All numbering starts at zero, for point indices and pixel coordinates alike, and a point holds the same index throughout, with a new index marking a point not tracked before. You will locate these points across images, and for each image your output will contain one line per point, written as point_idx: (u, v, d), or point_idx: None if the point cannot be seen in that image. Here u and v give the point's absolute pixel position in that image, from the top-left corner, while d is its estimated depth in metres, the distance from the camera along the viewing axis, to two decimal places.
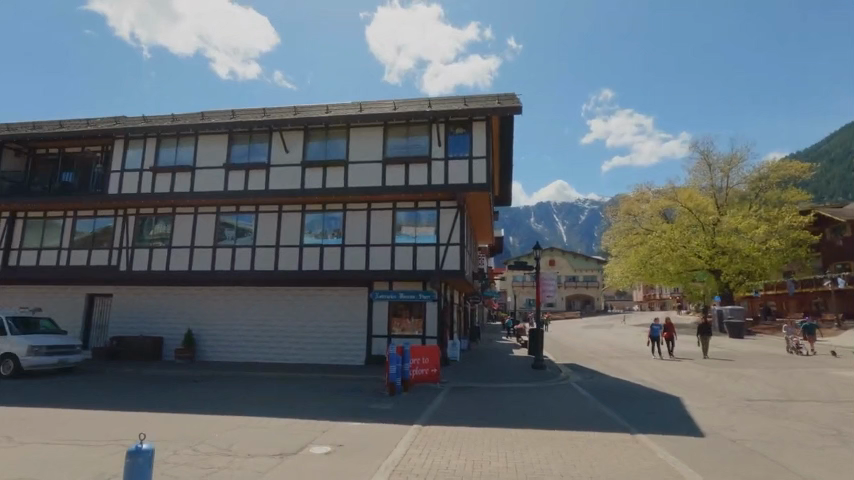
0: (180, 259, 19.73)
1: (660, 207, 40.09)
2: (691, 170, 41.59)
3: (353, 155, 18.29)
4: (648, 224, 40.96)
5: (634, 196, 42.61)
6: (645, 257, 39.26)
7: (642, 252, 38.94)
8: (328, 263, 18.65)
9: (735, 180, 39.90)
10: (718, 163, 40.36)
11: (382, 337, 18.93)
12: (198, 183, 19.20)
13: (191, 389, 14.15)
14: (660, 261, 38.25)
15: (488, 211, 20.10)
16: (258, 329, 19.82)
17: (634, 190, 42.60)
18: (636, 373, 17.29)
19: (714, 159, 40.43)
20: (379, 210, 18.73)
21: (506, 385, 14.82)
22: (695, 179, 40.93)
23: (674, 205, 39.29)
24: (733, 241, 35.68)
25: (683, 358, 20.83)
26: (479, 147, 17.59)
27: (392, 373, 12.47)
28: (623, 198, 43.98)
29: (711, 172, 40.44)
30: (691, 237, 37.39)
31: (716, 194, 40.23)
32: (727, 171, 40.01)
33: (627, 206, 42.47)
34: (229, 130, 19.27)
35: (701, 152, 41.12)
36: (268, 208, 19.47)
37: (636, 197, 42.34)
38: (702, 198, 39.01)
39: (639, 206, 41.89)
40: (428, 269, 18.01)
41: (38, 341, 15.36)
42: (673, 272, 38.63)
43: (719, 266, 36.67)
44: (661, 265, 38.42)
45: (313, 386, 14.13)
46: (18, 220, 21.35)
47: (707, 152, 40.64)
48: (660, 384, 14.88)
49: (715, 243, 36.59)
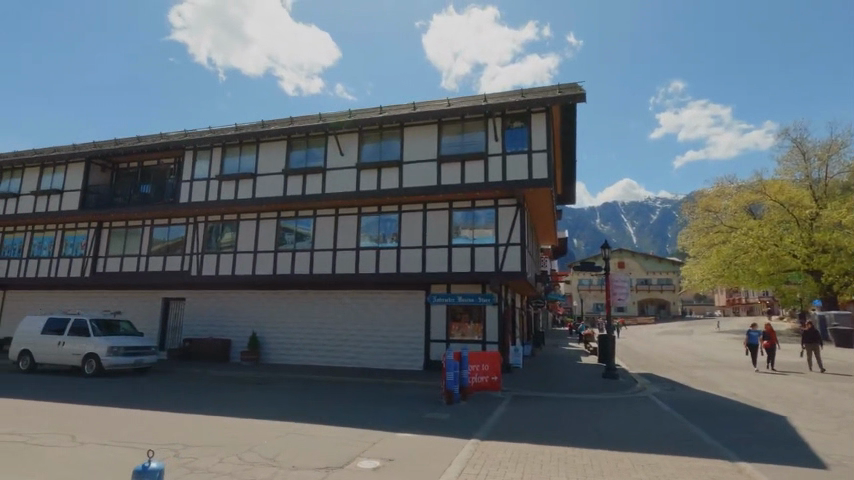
0: (244, 263, 20.34)
1: (746, 202, 36.18)
2: (782, 159, 37.18)
3: (408, 155, 17.88)
4: (732, 221, 37.06)
5: (714, 191, 38.83)
6: (728, 257, 35.48)
7: (724, 251, 35.24)
8: (385, 266, 18.35)
9: (835, 170, 35.14)
10: (814, 150, 35.80)
11: (440, 341, 18.30)
12: (259, 189, 19.67)
13: (252, 392, 14.32)
14: (746, 261, 34.50)
15: (550, 208, 18.88)
16: (317, 332, 19.94)
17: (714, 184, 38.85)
18: (726, 386, 15.28)
19: (809, 146, 35.93)
20: (435, 210, 18.17)
21: (576, 395, 13.60)
22: (786, 169, 36.55)
23: (762, 199, 35.18)
24: (836, 237, 31.04)
25: (784, 370, 18.24)
26: (539, 140, 16.50)
27: (449, 380, 11.77)
28: (702, 193, 40.27)
29: (806, 160, 35.92)
30: (783, 234, 33.22)
31: (812, 186, 35.74)
32: (826, 159, 35.32)
33: (706, 202, 38.78)
34: (288, 137, 19.62)
35: (793, 140, 36.69)
36: (326, 212, 19.57)
37: (716, 191, 38.56)
38: (795, 190, 34.46)
39: (719, 201, 38.08)
40: (487, 271, 17.15)
41: (117, 341, 16.39)
42: (763, 273, 34.51)
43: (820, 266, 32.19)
44: (748, 265, 34.50)
45: (369, 392, 13.76)
46: (104, 230, 23.12)
47: (800, 139, 36.21)
48: (758, 400, 12.94)
49: (814, 240, 32.20)
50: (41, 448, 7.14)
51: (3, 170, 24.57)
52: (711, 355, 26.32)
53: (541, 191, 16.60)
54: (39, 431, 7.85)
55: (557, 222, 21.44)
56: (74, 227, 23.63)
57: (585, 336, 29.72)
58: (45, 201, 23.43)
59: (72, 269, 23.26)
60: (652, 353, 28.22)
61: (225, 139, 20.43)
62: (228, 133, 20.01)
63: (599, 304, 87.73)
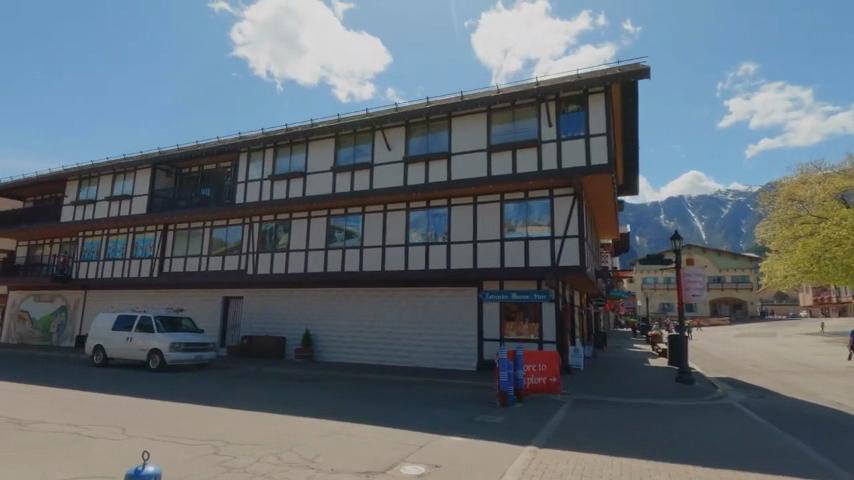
0: (297, 262, 20.56)
1: (837, 188, 32.18)
2: None
3: (456, 146, 17.23)
4: (821, 211, 33.05)
5: (799, 178, 34.86)
6: (817, 251, 31.67)
7: (812, 245, 31.52)
8: (434, 262, 17.80)
9: None
10: None
11: (494, 340, 17.47)
12: (310, 187, 19.77)
13: (303, 389, 14.23)
14: (839, 255, 30.64)
15: (611, 197, 17.52)
16: (369, 330, 19.72)
17: (798, 170, 34.91)
18: (825, 395, 13.32)
19: None
20: (486, 203, 17.38)
21: (645, 400, 12.33)
22: None
23: None
24: None
25: None
26: (598, 123, 15.28)
27: (504, 381, 10.95)
28: (784, 181, 36.34)
29: None
30: None
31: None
32: None
33: (788, 190, 34.92)
34: (336, 134, 19.60)
35: None
36: (374, 208, 19.37)
37: (801, 178, 34.59)
38: None
39: (805, 189, 34.12)
40: (543, 266, 16.13)
41: (178, 338, 16.99)
42: None
43: None
44: (842, 260, 30.59)
45: (420, 392, 13.23)
46: (170, 232, 24.34)
47: None
48: None
49: None
50: (91, 440, 7.17)
51: (83, 179, 26.55)
52: (802, 359, 23.51)
53: (601, 178, 15.34)
54: (92, 424, 7.95)
55: (619, 213, 19.94)
56: (143, 230, 25.08)
57: (652, 338, 27.60)
58: (118, 207, 25.03)
59: (142, 269, 24.68)
60: (730, 355, 25.67)
61: (276, 140, 20.80)
62: (279, 134, 20.31)
63: (666, 304, 82.42)
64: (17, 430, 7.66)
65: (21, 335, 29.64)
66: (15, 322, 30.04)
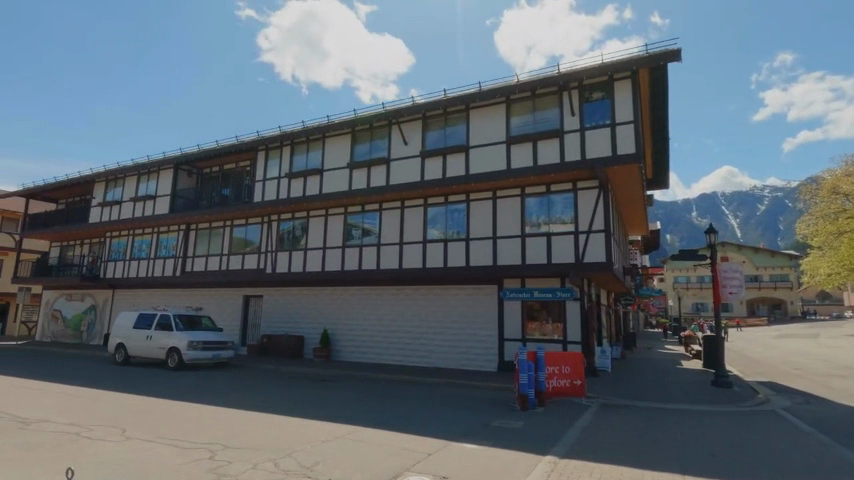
0: (315, 260, 20.34)
1: None
2: None
3: (475, 139, 16.63)
4: None
5: (844, 170, 32.63)
6: None
7: None
8: (453, 259, 17.24)
9: None
10: None
11: (515, 341, 16.77)
12: (326, 184, 19.51)
13: (318, 389, 13.90)
14: None
15: (639, 189, 16.59)
16: (387, 329, 19.32)
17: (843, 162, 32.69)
18: None
19: None
20: (506, 198, 16.71)
21: (678, 406, 11.47)
22: None
23: None
24: None
25: None
26: (624, 111, 14.42)
27: (523, 384, 10.32)
28: (828, 173, 34.12)
29: None
30: None
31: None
32: None
33: (832, 183, 32.72)
34: (352, 130, 19.27)
35: None
36: (391, 205, 18.95)
37: (847, 170, 32.35)
38: None
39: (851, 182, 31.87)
40: (567, 262, 15.34)
41: (196, 336, 16.95)
42: None
43: None
44: None
45: (437, 393, 12.71)
46: (192, 232, 24.55)
47: None
48: None
49: None
50: (90, 441, 6.95)
51: (109, 181, 27.12)
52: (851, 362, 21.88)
53: (627, 168, 14.47)
54: (96, 424, 7.75)
55: (647, 207, 18.94)
56: (167, 230, 25.41)
57: (685, 338, 26.28)
58: (142, 207, 25.40)
59: (166, 269, 24.98)
60: (771, 358, 24.13)
61: (293, 137, 20.63)
62: (295, 131, 20.12)
63: (699, 304, 79.30)
64: (21, 429, 7.54)
65: (55, 334, 30.53)
66: (49, 321, 30.98)
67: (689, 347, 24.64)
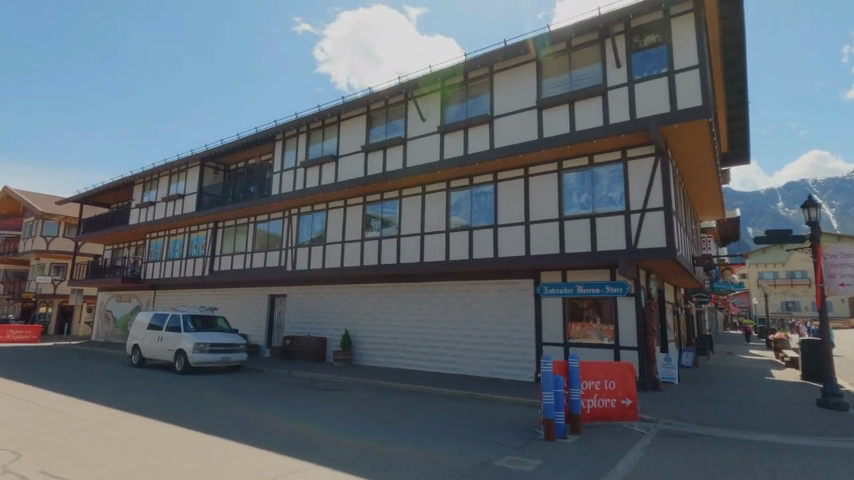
0: (334, 255, 18.69)
1: None
2: None
3: (500, 108, 14.11)
4: None
5: None
6: None
7: None
8: (480, 250, 14.81)
9: None
10: None
11: (554, 345, 14.00)
12: (342, 172, 17.81)
13: (317, 400, 12.05)
14: None
15: (709, 154, 13.32)
16: (409, 331, 17.16)
17: None
18: None
19: None
20: (540, 175, 14.06)
21: (772, 437, 8.37)
22: None
23: None
24: None
25: None
26: (686, 54, 11.35)
27: (549, 405, 7.79)
28: None
29: None
30: None
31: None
32: None
33: None
34: (367, 110, 17.47)
35: None
36: (412, 192, 16.86)
37: None
38: None
39: None
40: (615, 249, 12.42)
41: (203, 338, 15.84)
42: None
43: None
44: None
45: (449, 409, 10.39)
46: (219, 230, 24.00)
47: None
48: None
49: None
50: None
51: (146, 182, 27.39)
52: None
53: (692, 127, 11.36)
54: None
55: (720, 178, 15.41)
56: (198, 229, 25.10)
57: (776, 342, 21.90)
58: (173, 207, 25.21)
59: (196, 269, 24.56)
60: None
61: (308, 124, 19.20)
62: (309, 116, 18.64)
63: (791, 303, 70.29)
64: None
65: (106, 334, 31.46)
66: (101, 322, 32.02)
67: (782, 353, 20.37)
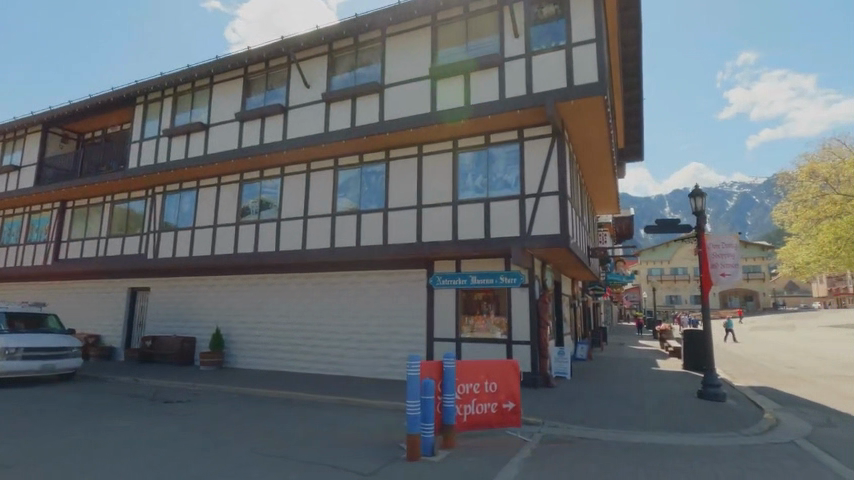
0: (203, 242, 16.01)
1: None
2: None
3: (391, 76, 12.58)
4: (850, 190, 29.42)
5: (821, 156, 31.69)
6: (843, 235, 28.63)
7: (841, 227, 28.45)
8: (368, 237, 13.16)
9: None
10: None
11: (446, 341, 12.81)
12: (212, 142, 15.20)
13: (151, 417, 9.64)
14: None
15: (603, 141, 12.92)
16: (290, 329, 15.07)
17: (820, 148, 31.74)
18: None
19: None
20: (434, 154, 12.74)
21: (657, 437, 7.68)
22: None
23: None
24: None
25: None
26: (584, 27, 10.61)
27: (414, 416, 6.36)
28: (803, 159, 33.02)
29: None
30: None
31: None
32: None
33: (809, 167, 31.43)
34: (245, 73, 15.07)
35: None
36: (295, 169, 14.77)
37: (824, 156, 31.32)
38: None
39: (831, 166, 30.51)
40: (509, 236, 11.45)
41: (14, 341, 12.45)
42: None
43: None
44: None
45: (312, 422, 8.61)
46: (67, 210, 19.97)
47: None
48: None
49: None
50: None
51: None
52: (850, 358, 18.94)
53: (588, 105, 10.67)
54: None
55: (614, 168, 15.20)
56: (40, 209, 20.73)
57: (661, 333, 22.93)
58: (5, 180, 20.55)
59: (36, 257, 20.23)
60: (757, 355, 21.02)
61: (175, 85, 16.29)
62: (174, 75, 15.75)
63: (673, 297, 78.04)
64: None
65: None
66: None
67: (665, 344, 21.26)
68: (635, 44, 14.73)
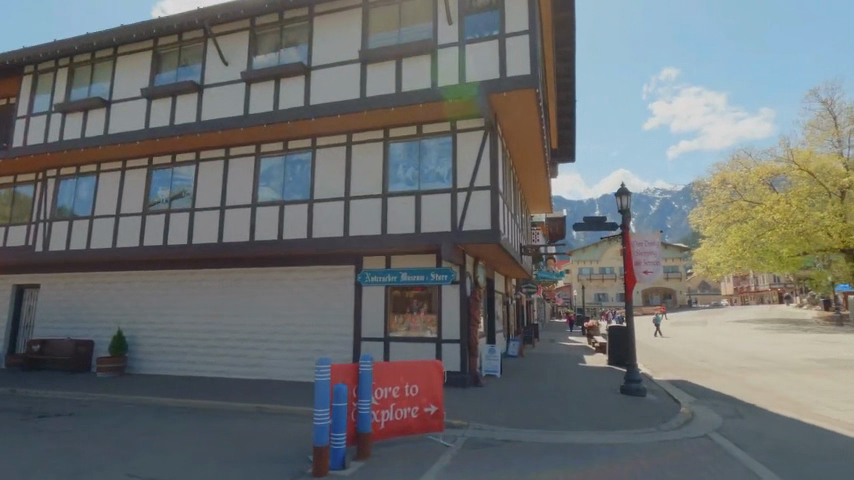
0: (103, 233, 14.22)
1: (768, 174, 31.41)
2: (807, 126, 31.91)
3: (318, 58, 11.74)
4: (754, 197, 32.17)
5: (730, 165, 34.45)
6: (748, 238, 31.24)
7: (746, 230, 31.00)
8: (291, 230, 12.22)
9: None
10: (847, 113, 30.56)
11: (374, 340, 12.18)
12: (115, 121, 13.52)
13: (19, 435, 8.20)
14: (772, 240, 29.95)
15: (536, 137, 12.88)
16: (204, 330, 13.74)
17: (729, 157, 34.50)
18: (814, 411, 9.31)
19: (839, 108, 30.97)
20: (364, 143, 12.05)
21: (580, 437, 7.52)
22: (811, 137, 31.34)
23: (785, 170, 30.50)
24: None
25: None
26: (517, 18, 10.40)
27: (323, 427, 5.67)
28: (715, 168, 35.74)
29: (836, 122, 30.80)
30: (813, 210, 28.62)
31: (844, 152, 30.42)
32: None
33: (721, 175, 34.06)
34: (155, 46, 13.53)
35: (821, 103, 31.90)
36: (212, 154, 13.48)
37: (733, 165, 34.08)
38: (825, 158, 29.78)
39: (738, 175, 33.26)
40: (440, 231, 11.02)
41: None
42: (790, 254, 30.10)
43: None
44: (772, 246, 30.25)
45: (214, 435, 7.66)
46: None
47: (829, 102, 31.36)
48: None
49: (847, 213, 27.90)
50: None
51: None
52: (753, 351, 20.52)
53: (520, 98, 10.47)
54: None
55: (546, 166, 15.30)
56: None
57: (589, 330, 23.68)
58: None
59: None
60: (674, 350, 22.27)
61: (72, 55, 14.35)
62: (69, 43, 13.85)
63: (601, 295, 82.52)
64: None
65: None
66: None
67: (592, 340, 21.96)
68: (568, 44, 14.87)
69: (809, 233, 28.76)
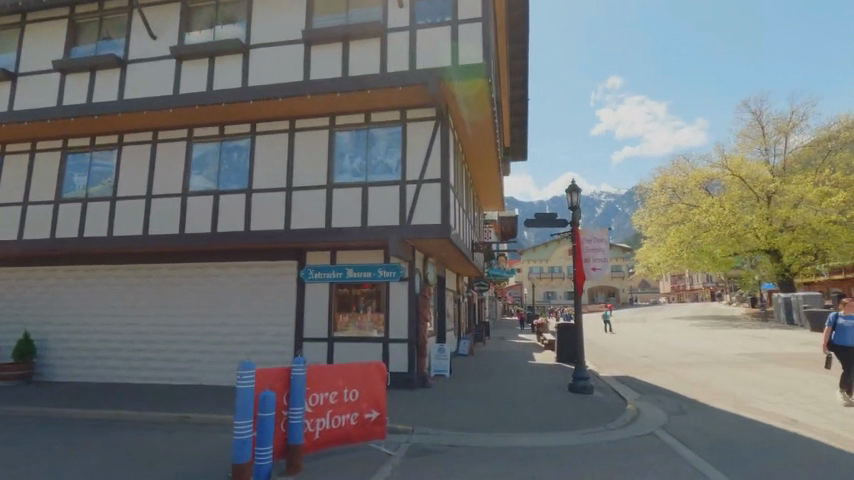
0: (6, 223, 12.55)
1: (704, 179, 33.15)
2: (739, 134, 33.96)
3: (258, 37, 10.86)
4: (691, 200, 33.88)
5: (671, 169, 36.12)
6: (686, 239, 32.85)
7: (684, 231, 32.59)
8: (226, 222, 11.24)
9: (796, 143, 32.08)
10: (773, 123, 32.74)
11: (317, 341, 11.46)
12: (21, 97, 11.96)
13: None
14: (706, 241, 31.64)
15: (488, 131, 12.62)
16: (127, 331, 12.45)
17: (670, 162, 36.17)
18: (750, 405, 9.55)
19: (767, 118, 33.15)
20: (308, 130, 11.28)
21: (528, 439, 7.22)
22: (743, 145, 33.36)
23: (719, 175, 32.28)
24: (797, 214, 28.82)
25: (800, 373, 12.92)
26: (470, 5, 10.02)
27: (244, 441, 4.98)
28: (657, 171, 37.38)
29: (764, 131, 32.93)
30: (743, 213, 30.45)
31: (771, 160, 32.53)
32: (786, 131, 32.22)
33: (662, 179, 35.66)
34: (71, 14, 12.08)
35: (751, 113, 34.01)
36: (138, 138, 12.22)
37: (673, 169, 35.76)
38: (754, 165, 31.76)
39: (677, 179, 34.94)
40: (388, 225, 10.47)
41: None
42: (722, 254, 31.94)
43: (781, 246, 29.75)
44: (707, 246, 31.96)
45: (124, 452, 6.72)
46: None
47: (758, 112, 33.49)
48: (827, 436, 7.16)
49: (773, 216, 29.88)
50: None
51: None
52: (690, 346, 21.42)
53: (472, 88, 10.11)
54: None
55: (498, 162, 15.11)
56: None
57: (538, 327, 23.93)
58: None
59: None
60: (618, 346, 22.90)
61: None
62: None
63: (550, 293, 84.92)
64: None
65: None
66: None
67: (541, 338, 22.17)
68: (521, 40, 14.73)
69: (740, 235, 30.58)
